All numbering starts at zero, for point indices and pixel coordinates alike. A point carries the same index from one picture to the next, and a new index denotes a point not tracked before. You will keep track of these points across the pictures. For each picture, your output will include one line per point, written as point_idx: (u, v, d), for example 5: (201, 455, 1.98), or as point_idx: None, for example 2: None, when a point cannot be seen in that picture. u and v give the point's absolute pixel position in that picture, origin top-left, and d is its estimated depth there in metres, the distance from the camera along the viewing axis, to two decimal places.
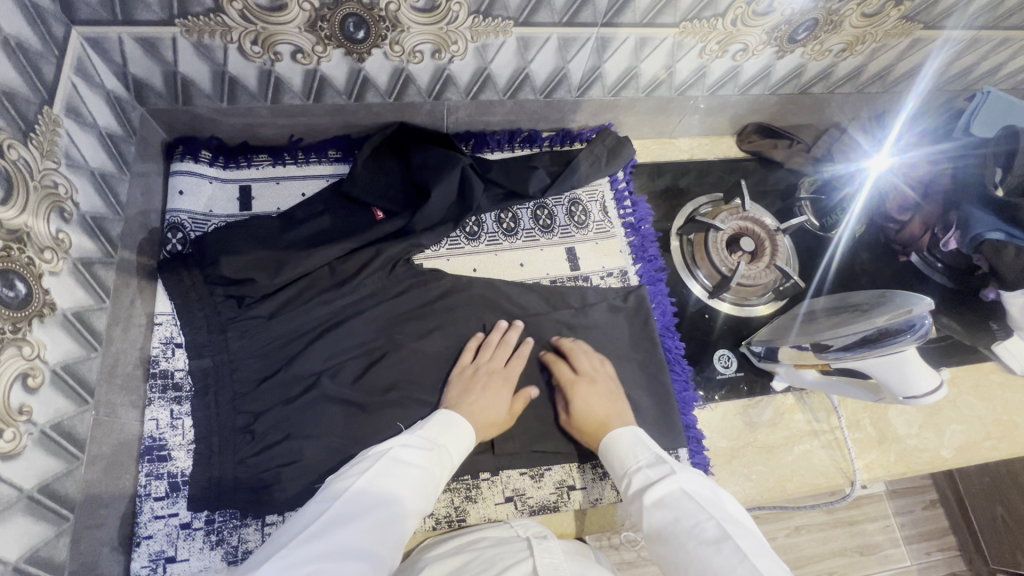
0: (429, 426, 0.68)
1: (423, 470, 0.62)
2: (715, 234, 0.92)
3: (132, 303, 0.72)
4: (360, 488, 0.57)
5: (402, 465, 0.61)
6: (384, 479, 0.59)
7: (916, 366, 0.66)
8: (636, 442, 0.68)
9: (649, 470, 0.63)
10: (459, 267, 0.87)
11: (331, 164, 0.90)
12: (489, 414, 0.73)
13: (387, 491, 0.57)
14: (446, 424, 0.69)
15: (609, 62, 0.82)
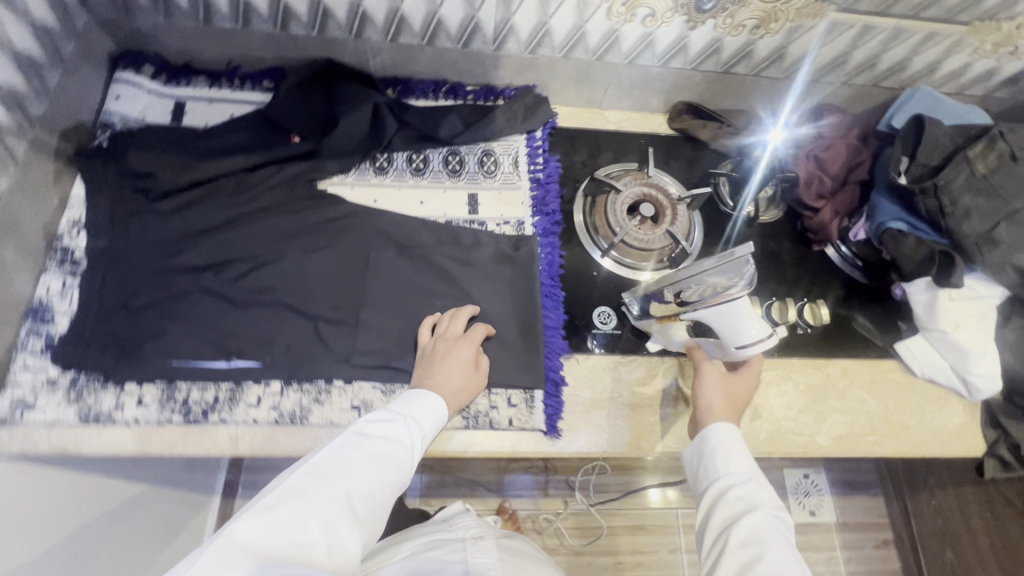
0: (400, 401, 0.71)
1: (395, 454, 0.65)
2: (616, 196, 0.94)
3: (45, 181, 0.80)
4: (333, 471, 0.60)
5: (370, 442, 0.65)
6: (349, 452, 0.63)
7: (746, 314, 0.67)
8: (740, 461, 0.69)
9: (749, 499, 0.65)
10: (360, 196, 0.91)
11: (262, 92, 0.97)
12: (456, 386, 0.75)
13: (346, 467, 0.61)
14: (425, 404, 0.72)
15: (518, 15, 0.86)
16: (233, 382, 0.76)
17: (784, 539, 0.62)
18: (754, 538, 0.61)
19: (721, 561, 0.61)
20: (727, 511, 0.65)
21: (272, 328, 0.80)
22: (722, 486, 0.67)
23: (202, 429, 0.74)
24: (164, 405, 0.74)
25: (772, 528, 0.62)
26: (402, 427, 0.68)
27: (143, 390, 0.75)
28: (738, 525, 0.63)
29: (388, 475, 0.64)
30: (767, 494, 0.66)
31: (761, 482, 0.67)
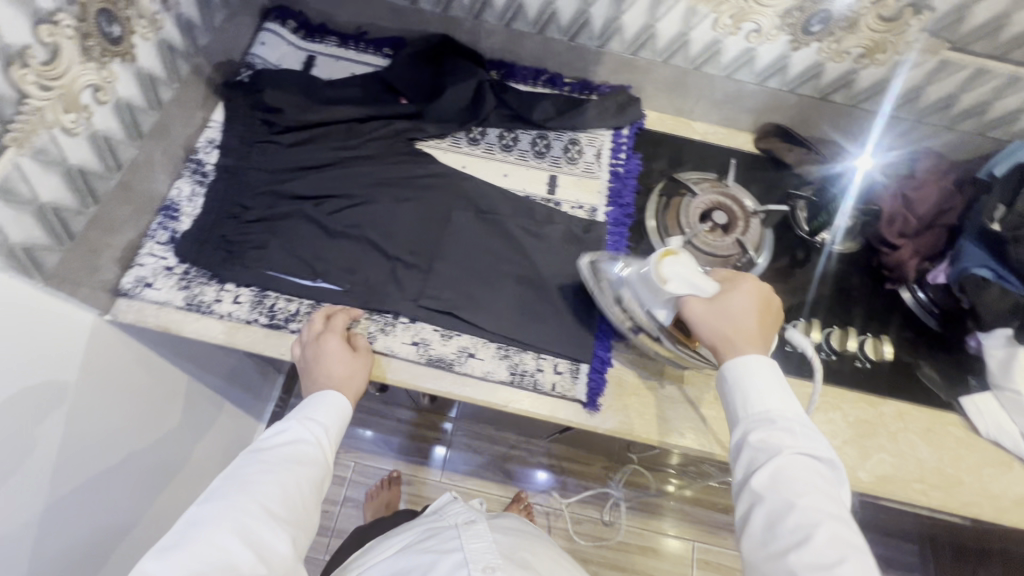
0: (295, 411, 0.76)
1: (305, 456, 0.71)
2: (691, 200, 0.97)
3: (195, 102, 0.92)
4: (242, 492, 0.64)
5: (273, 454, 0.70)
6: (253, 467, 0.68)
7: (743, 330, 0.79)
8: (766, 397, 0.68)
9: (773, 435, 0.65)
10: (451, 161, 0.99)
11: (381, 58, 1.07)
12: (335, 372, 0.77)
13: (251, 480, 0.66)
14: (330, 405, 0.76)
15: (628, 15, 0.92)
16: (314, 300, 0.85)
17: (818, 483, 0.61)
18: (782, 476, 0.62)
19: (751, 508, 0.62)
20: (756, 451, 0.65)
21: (355, 260, 0.88)
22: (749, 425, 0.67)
23: (280, 334, 0.83)
24: (254, 307, 0.84)
25: (803, 465, 0.62)
26: (306, 436, 0.73)
27: (239, 291, 0.85)
28: (764, 472, 0.63)
29: (301, 479, 0.69)
30: (797, 436, 0.65)
31: (790, 423, 0.66)
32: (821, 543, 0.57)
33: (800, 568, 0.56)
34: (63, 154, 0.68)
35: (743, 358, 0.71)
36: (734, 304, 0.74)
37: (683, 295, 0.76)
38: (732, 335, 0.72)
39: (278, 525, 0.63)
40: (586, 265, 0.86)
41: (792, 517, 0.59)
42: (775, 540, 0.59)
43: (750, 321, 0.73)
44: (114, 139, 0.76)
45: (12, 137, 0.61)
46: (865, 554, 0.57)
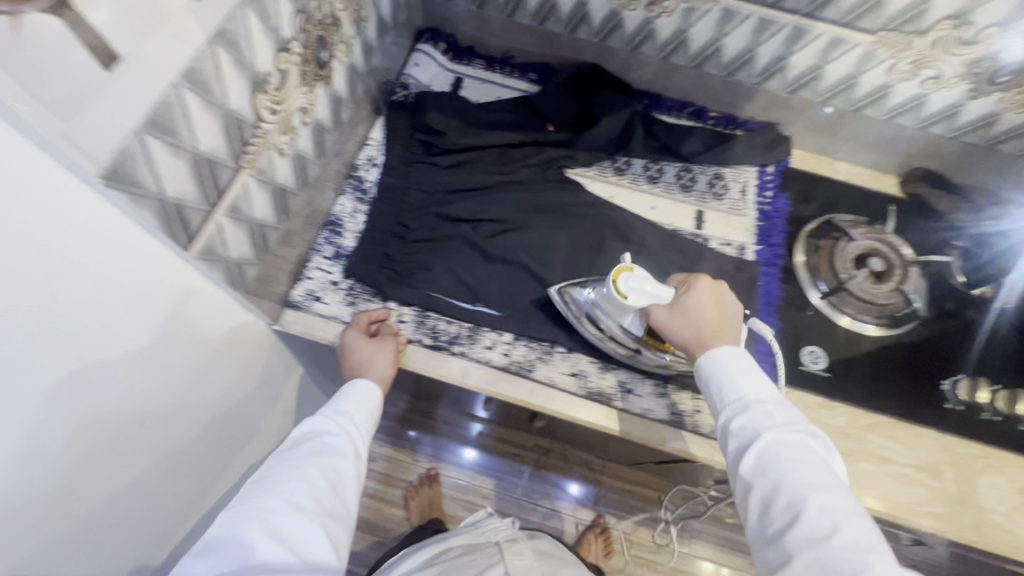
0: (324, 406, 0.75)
1: (331, 447, 0.69)
2: (846, 243, 0.95)
3: (361, 121, 0.95)
4: (263, 489, 0.62)
5: (297, 447, 0.68)
6: (282, 462, 0.66)
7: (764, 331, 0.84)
8: (721, 368, 0.67)
9: (749, 415, 0.63)
10: (599, 190, 1.00)
11: (527, 83, 1.08)
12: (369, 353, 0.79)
13: (280, 472, 0.64)
14: (361, 397, 0.76)
15: (797, 55, 0.90)
16: (474, 324, 0.86)
17: (811, 456, 0.58)
18: (769, 461, 0.59)
19: (748, 494, 0.59)
20: (740, 438, 0.62)
21: (512, 286, 0.89)
22: (739, 410, 0.64)
23: (442, 356, 0.84)
24: (418, 327, 0.86)
25: (758, 430, 0.61)
26: (333, 431, 0.71)
27: (402, 310, 0.87)
28: (749, 454, 0.60)
29: (328, 473, 0.66)
30: (778, 412, 0.63)
31: (766, 401, 0.64)
32: (813, 514, 0.54)
33: (800, 545, 0.53)
34: (274, 174, 0.71)
35: (719, 350, 0.69)
36: (687, 304, 0.72)
37: (655, 312, 0.75)
38: (701, 331, 0.71)
39: (304, 517, 0.60)
40: (557, 295, 0.84)
41: (783, 493, 0.56)
42: (771, 523, 0.56)
43: (702, 314, 0.72)
44: (307, 159, 0.79)
45: (244, 161, 0.63)
46: (866, 517, 0.54)
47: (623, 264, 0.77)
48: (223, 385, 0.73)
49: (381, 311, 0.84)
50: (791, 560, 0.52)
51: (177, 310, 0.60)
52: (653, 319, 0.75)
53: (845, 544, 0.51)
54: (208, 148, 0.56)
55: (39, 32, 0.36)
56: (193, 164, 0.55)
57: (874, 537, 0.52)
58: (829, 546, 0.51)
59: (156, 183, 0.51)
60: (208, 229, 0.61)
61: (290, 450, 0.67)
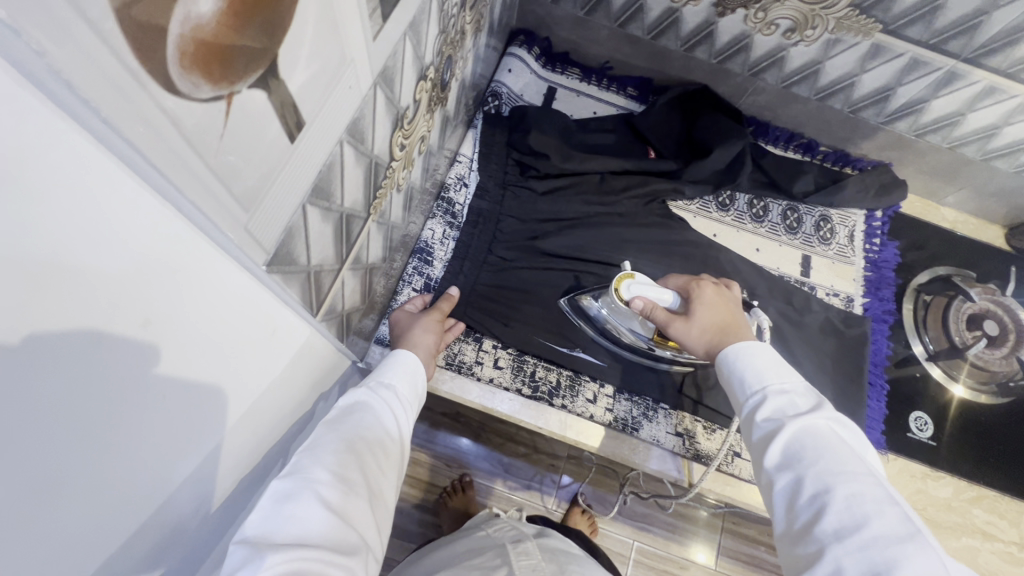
0: (372, 377, 0.63)
1: (381, 420, 0.57)
2: (961, 303, 0.91)
3: (453, 136, 0.86)
4: (311, 454, 0.48)
5: (350, 416, 0.55)
6: (342, 428, 0.52)
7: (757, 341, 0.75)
8: (773, 361, 0.56)
9: (778, 400, 0.52)
10: (702, 227, 0.93)
11: (625, 99, 1.00)
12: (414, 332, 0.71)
13: (341, 440, 0.51)
14: (405, 368, 0.65)
15: (940, 100, 0.83)
16: (574, 372, 0.80)
17: (843, 444, 0.47)
18: (799, 449, 0.48)
19: (773, 491, 0.48)
20: (765, 425, 0.51)
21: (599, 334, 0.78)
22: (760, 398, 0.53)
23: (541, 407, 0.78)
24: (516, 374, 0.79)
25: (811, 425, 0.49)
26: (378, 400, 0.59)
27: (497, 350, 0.81)
28: (774, 447, 0.49)
29: (375, 449, 0.53)
30: (804, 400, 0.52)
31: (790, 390, 0.53)
32: (841, 504, 0.43)
33: (826, 540, 0.42)
34: (389, 212, 0.63)
35: (745, 343, 0.59)
36: (698, 308, 0.65)
37: (670, 321, 0.66)
38: (723, 329, 0.63)
39: (356, 496, 0.48)
40: (567, 304, 0.81)
41: (808, 485, 0.46)
42: (798, 522, 0.45)
43: (717, 314, 0.65)
44: (413, 189, 0.71)
45: (373, 208, 0.56)
46: (903, 509, 0.42)
47: (623, 272, 0.72)
48: (283, 437, 0.56)
49: (447, 291, 0.79)
50: (813, 559, 0.42)
51: (263, 348, 0.42)
52: (670, 329, 0.66)
53: (872, 533, 0.40)
54: (350, 204, 0.48)
55: (247, 114, 0.28)
56: (337, 224, 0.47)
57: (914, 526, 0.41)
58: (866, 545, 0.40)
59: (305, 254, 0.43)
60: (335, 287, 0.53)
61: (345, 418, 0.54)
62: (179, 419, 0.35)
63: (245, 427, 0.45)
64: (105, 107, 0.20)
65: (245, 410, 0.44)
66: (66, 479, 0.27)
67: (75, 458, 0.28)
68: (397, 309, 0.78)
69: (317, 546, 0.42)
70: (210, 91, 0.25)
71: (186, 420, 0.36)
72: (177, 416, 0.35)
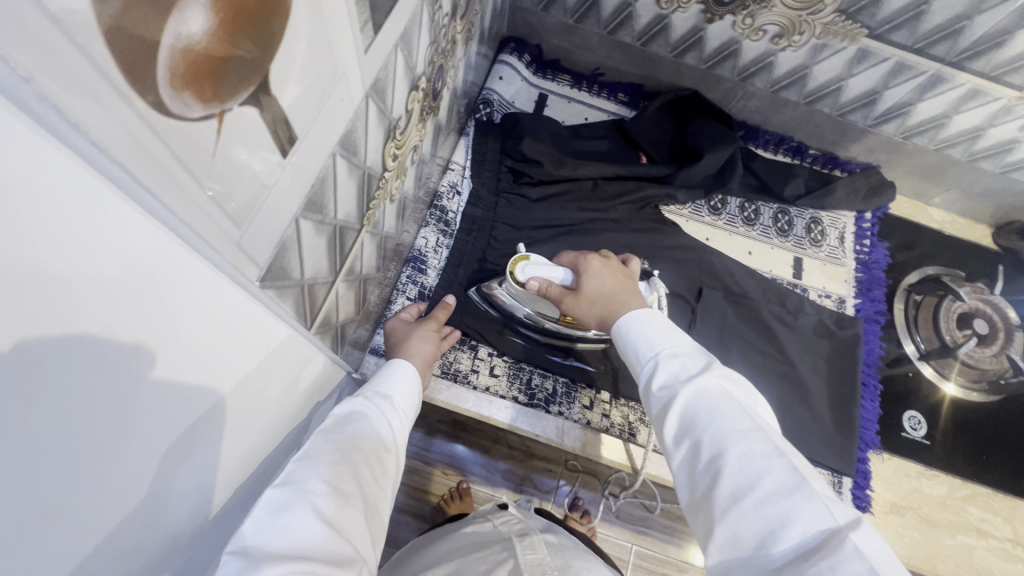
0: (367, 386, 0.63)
1: (375, 429, 0.56)
2: (951, 303, 0.92)
3: (445, 145, 0.86)
4: (306, 465, 0.48)
5: (343, 425, 0.54)
6: (335, 439, 0.52)
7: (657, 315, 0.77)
8: (664, 328, 0.54)
9: (672, 365, 0.50)
10: (694, 231, 0.94)
11: (616, 105, 1.00)
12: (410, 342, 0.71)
13: (334, 449, 0.50)
14: (401, 379, 0.65)
15: (926, 103, 0.84)
16: (570, 379, 0.80)
17: (731, 401, 0.46)
18: (695, 415, 0.46)
19: (676, 463, 0.47)
20: (663, 394, 0.49)
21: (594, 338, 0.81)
22: (654, 366, 0.51)
23: (538, 414, 0.78)
24: (512, 382, 0.79)
25: (703, 386, 0.47)
26: (373, 411, 0.58)
27: (493, 358, 0.80)
28: (669, 418, 0.47)
29: (371, 460, 0.53)
30: (694, 361, 0.50)
31: (681, 353, 0.51)
32: (736, 466, 0.42)
33: (724, 505, 0.41)
34: (382, 222, 0.62)
35: (632, 312, 0.58)
36: (586, 279, 0.65)
37: (564, 298, 0.66)
38: (612, 297, 0.63)
39: (352, 507, 0.47)
40: (476, 294, 0.81)
41: (704, 450, 0.44)
42: (697, 490, 0.43)
43: (605, 282, 0.64)
44: (405, 198, 0.71)
45: (366, 218, 0.55)
46: (789, 457, 0.42)
47: (518, 255, 0.72)
48: (275, 452, 0.55)
49: (443, 300, 0.79)
50: (713, 528, 0.41)
51: (255, 363, 0.42)
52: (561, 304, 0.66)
53: (765, 492, 0.40)
54: (343, 216, 0.48)
55: (238, 131, 0.28)
56: (330, 236, 0.47)
57: (802, 474, 0.40)
58: (761, 506, 0.39)
59: (299, 267, 0.42)
60: (328, 299, 0.53)
61: (338, 427, 0.54)
62: (172, 434, 0.34)
63: (237, 443, 0.45)
64: (96, 129, 0.19)
65: (236, 425, 0.43)
66: (61, 497, 0.27)
67: (71, 475, 0.27)
68: (393, 318, 0.77)
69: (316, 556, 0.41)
70: (200, 111, 0.24)
71: (178, 439, 0.35)
72: (170, 431, 0.34)
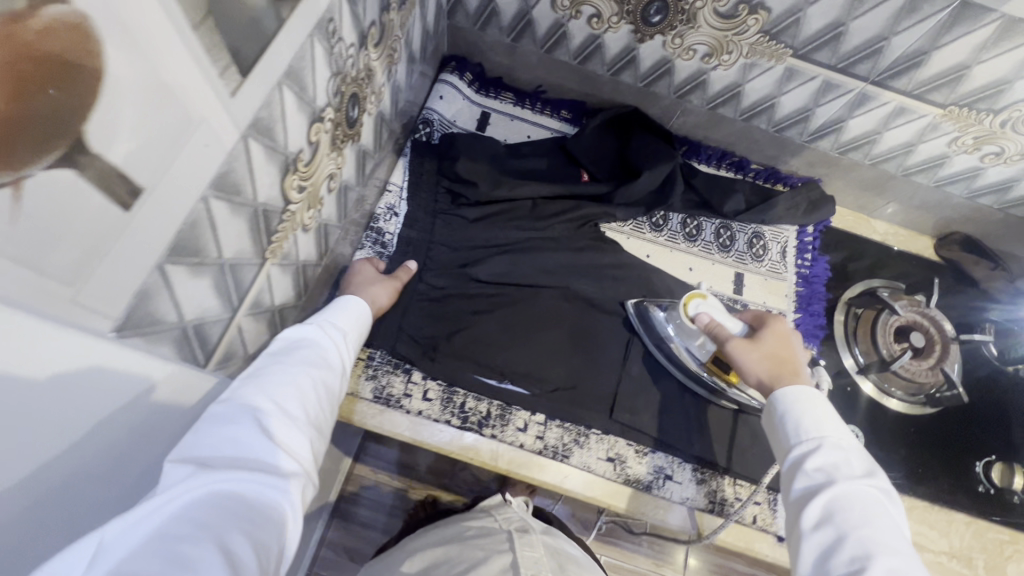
0: (327, 314, 0.67)
1: (326, 357, 0.60)
2: (888, 316, 0.91)
3: (382, 166, 0.86)
4: (255, 384, 0.53)
5: (295, 349, 0.59)
6: (288, 362, 0.56)
7: None
8: (832, 417, 0.61)
9: (835, 461, 0.56)
10: (635, 248, 0.94)
11: (559, 122, 1.00)
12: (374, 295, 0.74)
13: (282, 371, 0.55)
14: (351, 312, 0.69)
15: (856, 120, 0.85)
16: (504, 402, 0.80)
17: (887, 519, 0.52)
18: (850, 511, 0.52)
19: (808, 542, 0.53)
20: (821, 482, 0.55)
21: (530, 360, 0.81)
22: (815, 450, 0.58)
23: (471, 437, 0.77)
24: (445, 406, 0.78)
25: (865, 494, 0.53)
26: (321, 337, 0.62)
27: (427, 382, 0.80)
28: (816, 501, 0.54)
29: (321, 386, 0.57)
30: (857, 466, 0.56)
31: (849, 456, 0.57)
32: (884, 574, 0.47)
33: None
34: (297, 253, 0.62)
35: (796, 384, 0.65)
36: (767, 341, 0.71)
37: (733, 341, 0.72)
38: (782, 363, 0.69)
39: (295, 427, 0.52)
40: (633, 309, 0.85)
41: (848, 546, 0.50)
42: (831, 574, 0.49)
43: (778, 349, 0.70)
44: (330, 225, 0.70)
45: (269, 252, 0.55)
46: None
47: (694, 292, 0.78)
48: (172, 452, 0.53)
49: (403, 265, 0.83)
50: None
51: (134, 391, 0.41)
52: (730, 347, 0.72)
53: None
54: (233, 254, 0.48)
55: (52, 194, 0.28)
56: (217, 276, 0.46)
57: None
58: None
59: (177, 311, 0.42)
60: (227, 335, 0.52)
61: (290, 349, 0.58)
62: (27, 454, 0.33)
63: (155, 449, 0.45)
64: None
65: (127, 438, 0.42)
66: None
67: None
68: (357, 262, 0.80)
69: (257, 471, 0.47)
70: None
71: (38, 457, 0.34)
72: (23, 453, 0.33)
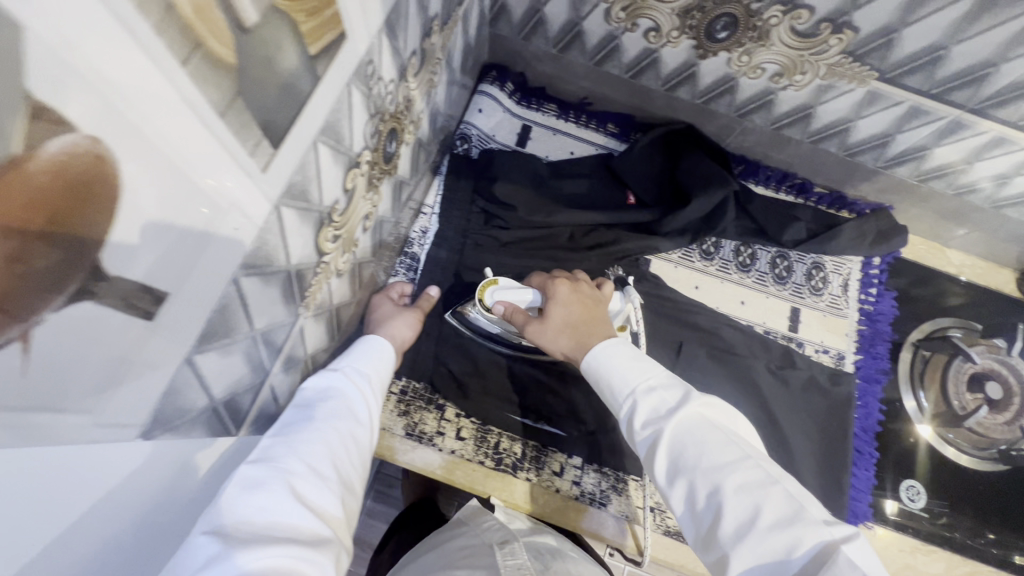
0: (344, 360, 0.61)
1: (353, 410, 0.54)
2: (961, 363, 0.84)
3: (417, 189, 0.82)
4: (285, 441, 0.46)
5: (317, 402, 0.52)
6: (315, 420, 0.50)
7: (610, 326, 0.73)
8: (632, 358, 0.54)
9: (660, 401, 0.50)
10: (683, 279, 0.89)
11: (605, 136, 0.93)
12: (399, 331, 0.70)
13: (314, 426, 0.49)
14: (375, 357, 0.63)
15: (943, 148, 0.76)
16: (539, 443, 0.77)
17: (715, 430, 0.46)
18: (688, 451, 0.46)
19: (675, 504, 0.46)
20: (650, 433, 0.48)
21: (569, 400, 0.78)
22: (632, 402, 0.51)
23: (504, 479, 0.74)
24: (478, 445, 0.76)
25: (690, 419, 0.47)
26: (344, 387, 0.56)
27: (461, 418, 0.77)
28: (659, 455, 0.47)
29: (352, 442, 0.51)
30: (671, 393, 0.50)
31: (657, 386, 0.51)
32: (733, 498, 0.42)
33: (730, 542, 0.41)
34: (330, 299, 0.59)
35: (600, 342, 0.57)
36: (555, 306, 0.63)
37: (528, 324, 0.64)
38: (578, 328, 0.61)
39: (331, 488, 0.45)
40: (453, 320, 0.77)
41: (700, 486, 0.44)
42: (704, 525, 0.43)
43: (572, 312, 0.62)
44: (363, 260, 0.67)
45: (302, 307, 0.52)
46: (783, 483, 0.42)
47: (486, 281, 0.71)
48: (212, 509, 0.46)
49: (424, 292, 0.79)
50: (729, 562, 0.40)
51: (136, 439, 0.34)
52: (527, 332, 0.64)
53: (771, 522, 0.40)
54: (266, 323, 0.45)
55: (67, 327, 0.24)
56: (248, 349, 0.44)
57: (797, 502, 0.41)
58: (767, 536, 0.39)
59: (207, 395, 0.40)
60: (260, 398, 0.50)
61: (312, 403, 0.52)
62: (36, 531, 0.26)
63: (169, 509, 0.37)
64: None
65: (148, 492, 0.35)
66: None
67: None
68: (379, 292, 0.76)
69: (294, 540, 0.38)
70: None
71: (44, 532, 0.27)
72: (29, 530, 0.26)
